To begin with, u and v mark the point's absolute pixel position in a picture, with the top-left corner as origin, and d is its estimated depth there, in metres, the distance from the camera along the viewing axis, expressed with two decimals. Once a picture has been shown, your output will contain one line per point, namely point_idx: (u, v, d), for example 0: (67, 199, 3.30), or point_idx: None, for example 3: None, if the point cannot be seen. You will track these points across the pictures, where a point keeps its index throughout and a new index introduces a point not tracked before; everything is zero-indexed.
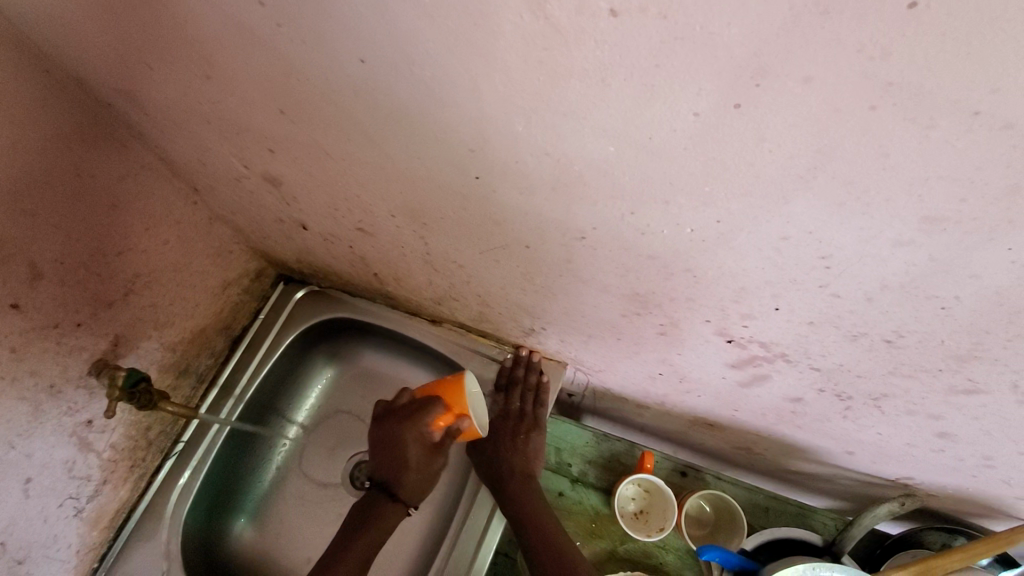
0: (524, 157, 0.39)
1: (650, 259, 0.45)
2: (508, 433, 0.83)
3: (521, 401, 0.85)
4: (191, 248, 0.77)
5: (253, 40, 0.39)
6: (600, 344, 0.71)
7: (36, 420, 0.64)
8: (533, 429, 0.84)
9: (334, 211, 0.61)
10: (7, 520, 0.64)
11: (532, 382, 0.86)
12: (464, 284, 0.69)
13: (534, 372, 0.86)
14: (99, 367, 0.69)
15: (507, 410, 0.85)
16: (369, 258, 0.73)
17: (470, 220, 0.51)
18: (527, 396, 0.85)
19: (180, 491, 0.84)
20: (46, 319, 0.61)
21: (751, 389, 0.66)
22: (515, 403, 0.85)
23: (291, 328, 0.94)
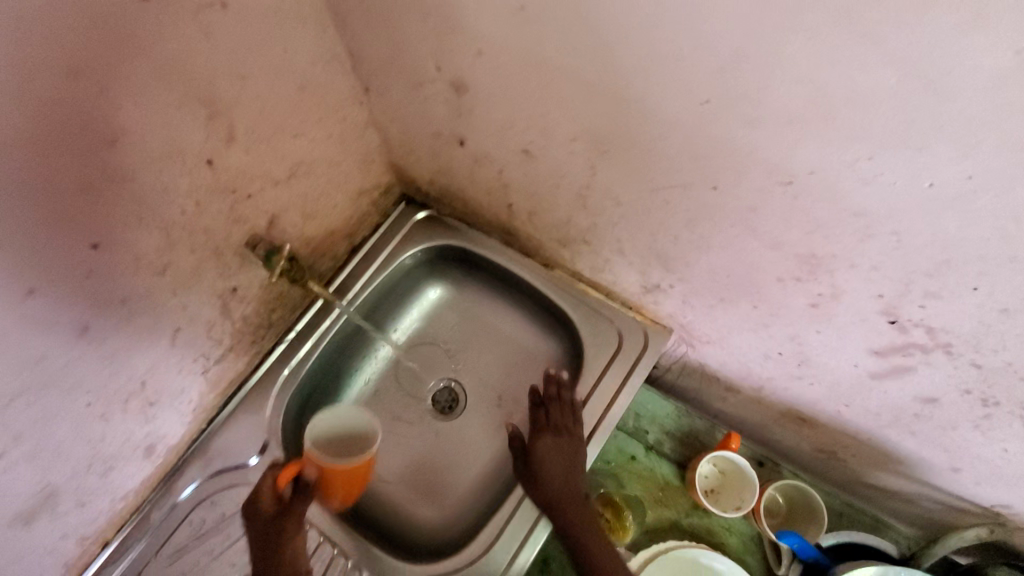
0: (776, 84, 0.39)
1: (854, 217, 0.45)
2: (567, 448, 0.79)
3: (560, 417, 0.82)
4: (345, 149, 0.81)
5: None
6: (727, 311, 0.71)
7: (197, 276, 0.69)
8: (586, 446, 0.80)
9: (508, 127, 0.63)
10: (156, 359, 0.71)
11: (565, 399, 0.83)
12: (608, 227, 0.70)
13: (565, 390, 0.84)
14: (252, 242, 0.73)
15: (559, 417, 0.82)
16: (513, 187, 0.75)
17: (662, 152, 0.51)
18: (565, 411, 0.82)
19: (287, 375, 0.90)
20: (227, 183, 0.66)
21: (882, 381, 0.65)
22: (555, 420, 0.82)
23: (407, 247, 0.97)
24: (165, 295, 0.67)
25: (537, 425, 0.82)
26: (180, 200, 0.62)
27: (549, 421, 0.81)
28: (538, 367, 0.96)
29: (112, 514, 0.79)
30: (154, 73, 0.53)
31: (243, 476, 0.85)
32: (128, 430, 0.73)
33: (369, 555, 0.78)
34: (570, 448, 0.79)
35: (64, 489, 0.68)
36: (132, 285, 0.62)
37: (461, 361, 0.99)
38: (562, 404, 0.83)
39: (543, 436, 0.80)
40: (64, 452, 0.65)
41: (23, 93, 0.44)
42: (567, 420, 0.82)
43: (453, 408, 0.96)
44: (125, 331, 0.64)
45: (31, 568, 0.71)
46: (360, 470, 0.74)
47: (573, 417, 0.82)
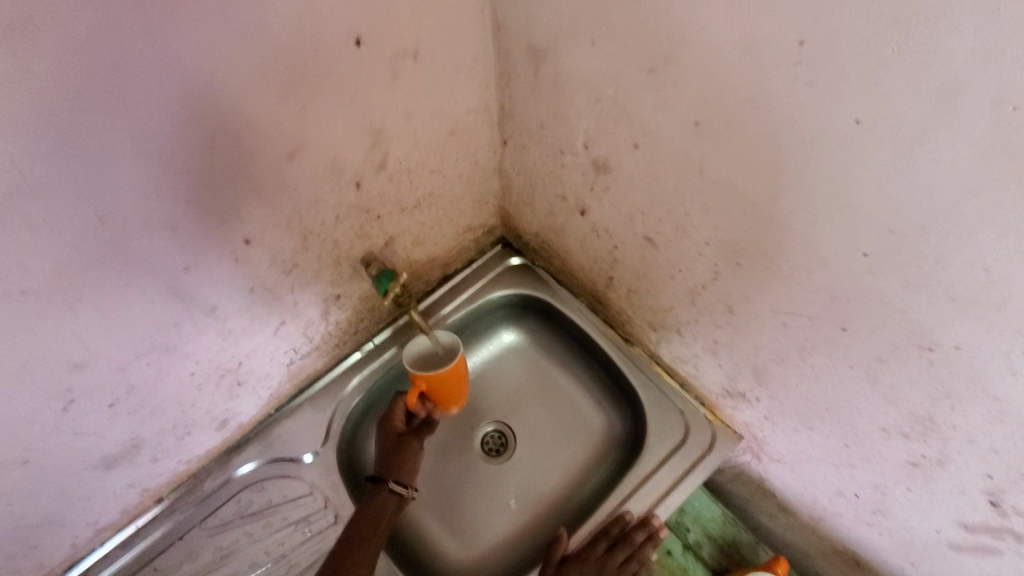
0: (949, 260, 0.39)
1: (990, 397, 0.44)
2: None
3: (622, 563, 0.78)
4: (469, 189, 0.85)
5: (752, 63, 0.42)
6: (812, 439, 0.69)
7: (314, 280, 0.74)
8: None
9: (640, 213, 0.65)
10: (256, 345, 0.76)
11: (642, 556, 0.78)
12: (709, 327, 0.70)
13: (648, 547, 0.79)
14: (367, 261, 0.79)
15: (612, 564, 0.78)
16: (621, 263, 0.77)
17: (800, 282, 0.52)
18: (630, 562, 0.78)
19: (356, 382, 0.94)
20: (365, 204, 0.71)
21: (965, 556, 0.61)
22: (616, 562, 0.78)
23: (495, 288, 1.00)
24: (283, 291, 0.72)
25: (589, 556, 0.78)
26: (324, 212, 0.67)
27: (601, 561, 0.78)
28: (594, 435, 0.96)
29: (175, 473, 0.84)
30: (344, 104, 0.58)
31: (295, 469, 0.88)
32: (212, 403, 0.78)
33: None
34: None
35: (147, 441, 0.74)
36: (263, 277, 0.67)
37: (519, 410, 1.00)
38: (632, 550, 0.78)
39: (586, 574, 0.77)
40: (160, 409, 0.71)
41: (241, 104, 0.51)
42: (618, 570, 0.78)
43: (501, 454, 0.96)
44: (243, 317, 0.69)
45: (97, 505, 0.76)
46: (456, 373, 0.82)
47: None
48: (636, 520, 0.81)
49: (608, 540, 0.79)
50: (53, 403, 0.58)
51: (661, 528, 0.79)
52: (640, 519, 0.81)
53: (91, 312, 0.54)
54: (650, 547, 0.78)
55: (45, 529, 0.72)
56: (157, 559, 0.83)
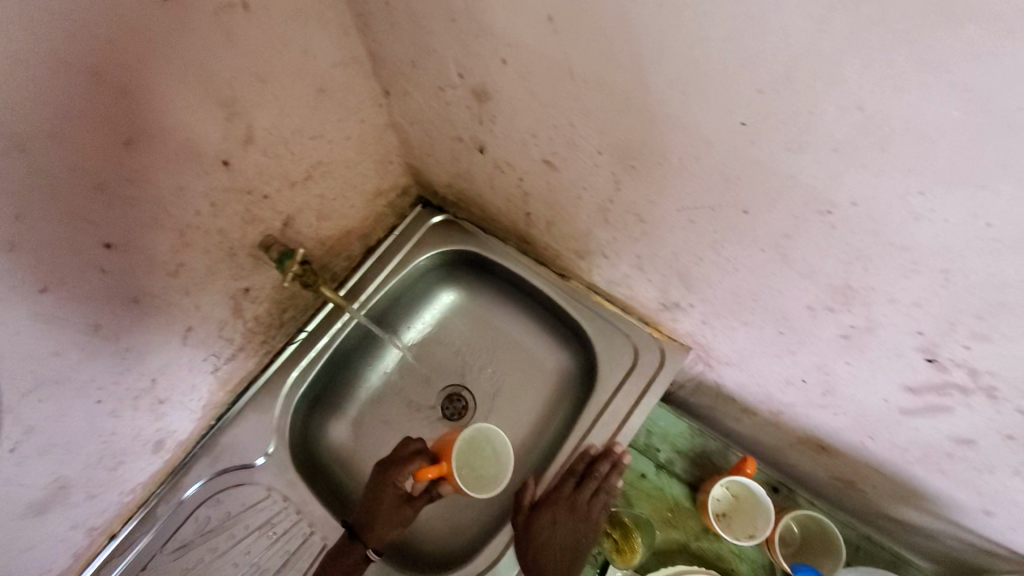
0: (824, 109, 0.36)
1: (898, 250, 0.42)
2: (573, 525, 0.77)
3: (590, 495, 0.78)
4: (364, 150, 0.79)
5: None
6: (751, 334, 0.68)
7: (211, 277, 0.69)
8: (592, 531, 0.78)
9: (532, 136, 0.61)
10: (166, 359, 0.71)
11: (609, 485, 0.78)
12: (629, 243, 0.67)
13: (614, 475, 0.79)
14: (267, 244, 0.73)
15: (580, 499, 0.78)
16: (533, 196, 0.73)
17: (694, 172, 0.49)
18: (598, 494, 0.78)
19: (296, 376, 0.90)
20: (243, 183, 0.65)
21: (914, 418, 0.61)
22: (585, 497, 0.77)
23: (422, 251, 0.96)
24: (178, 295, 0.66)
25: (557, 496, 0.78)
26: (196, 201, 0.61)
27: (569, 499, 0.78)
28: (548, 377, 0.96)
29: (122, 506, 0.80)
30: (178, 73, 0.51)
31: (249, 475, 0.85)
32: (138, 427, 0.74)
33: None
34: (576, 525, 0.77)
35: (74, 481, 0.69)
36: (148, 283, 0.62)
37: (470, 369, 1.00)
38: (598, 483, 0.78)
39: (556, 517, 0.77)
40: (77, 445, 0.66)
41: (45, 96, 0.43)
42: (587, 503, 0.78)
43: (460, 414, 0.97)
44: (138, 330, 0.64)
45: (40, 556, 0.72)
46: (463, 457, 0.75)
47: (600, 507, 0.78)
48: (598, 452, 0.80)
49: (574, 479, 0.79)
50: None
51: (622, 455, 0.79)
52: (603, 451, 0.80)
53: None
54: (616, 476, 0.78)
55: None
56: None
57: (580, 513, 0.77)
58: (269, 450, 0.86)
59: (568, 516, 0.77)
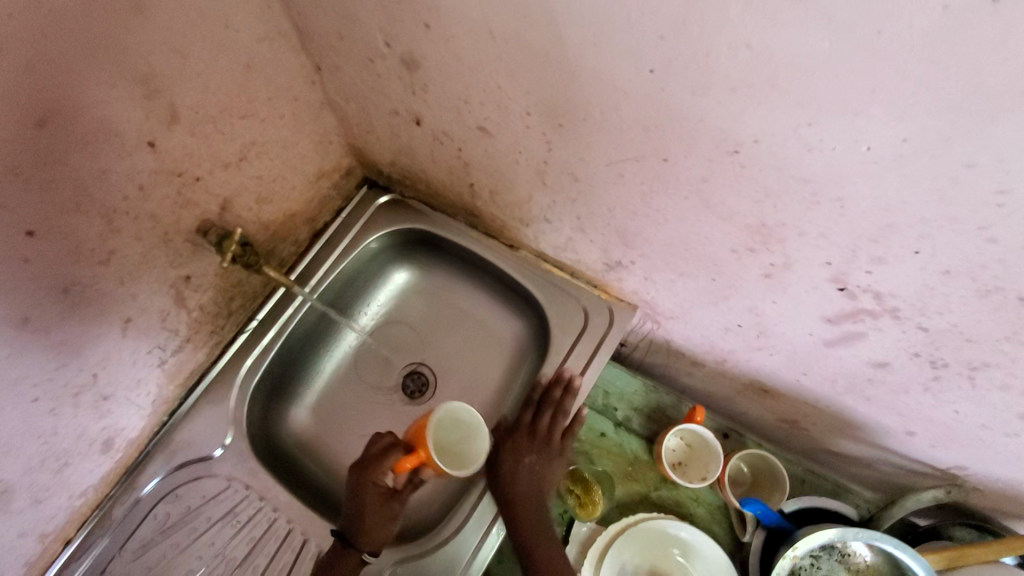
0: (717, 49, 0.39)
1: (800, 182, 0.46)
2: (540, 461, 0.81)
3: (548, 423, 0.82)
4: (300, 129, 0.79)
5: None
6: (687, 285, 0.72)
7: (147, 264, 0.67)
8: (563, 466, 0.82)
9: (463, 102, 0.62)
10: (105, 353, 0.69)
11: (565, 407, 0.82)
12: (568, 204, 0.70)
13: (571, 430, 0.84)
14: (205, 228, 0.72)
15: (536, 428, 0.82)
16: (473, 165, 0.74)
17: (614, 124, 0.51)
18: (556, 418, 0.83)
19: (249, 366, 0.89)
20: (172, 165, 0.63)
21: (837, 349, 0.66)
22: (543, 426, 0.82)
23: (370, 231, 0.96)
24: (112, 284, 0.65)
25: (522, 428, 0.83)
26: (121, 184, 0.59)
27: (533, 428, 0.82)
28: (505, 347, 0.98)
29: (73, 510, 0.78)
30: (85, 48, 0.49)
31: (207, 468, 0.84)
32: (82, 425, 0.72)
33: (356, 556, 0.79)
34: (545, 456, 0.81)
35: (17, 485, 0.67)
36: (78, 273, 0.60)
37: (428, 346, 1.01)
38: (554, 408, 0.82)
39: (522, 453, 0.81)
40: (16, 447, 0.64)
41: None
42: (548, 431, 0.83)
43: (422, 391, 0.98)
44: (73, 322, 0.62)
45: None
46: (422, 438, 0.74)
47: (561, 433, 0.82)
48: (551, 381, 0.84)
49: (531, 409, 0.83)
50: None
51: (572, 376, 0.83)
52: (554, 378, 0.84)
53: None
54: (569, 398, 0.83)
55: None
56: None
57: (542, 443, 0.81)
58: (226, 440, 0.85)
59: (532, 453, 0.82)
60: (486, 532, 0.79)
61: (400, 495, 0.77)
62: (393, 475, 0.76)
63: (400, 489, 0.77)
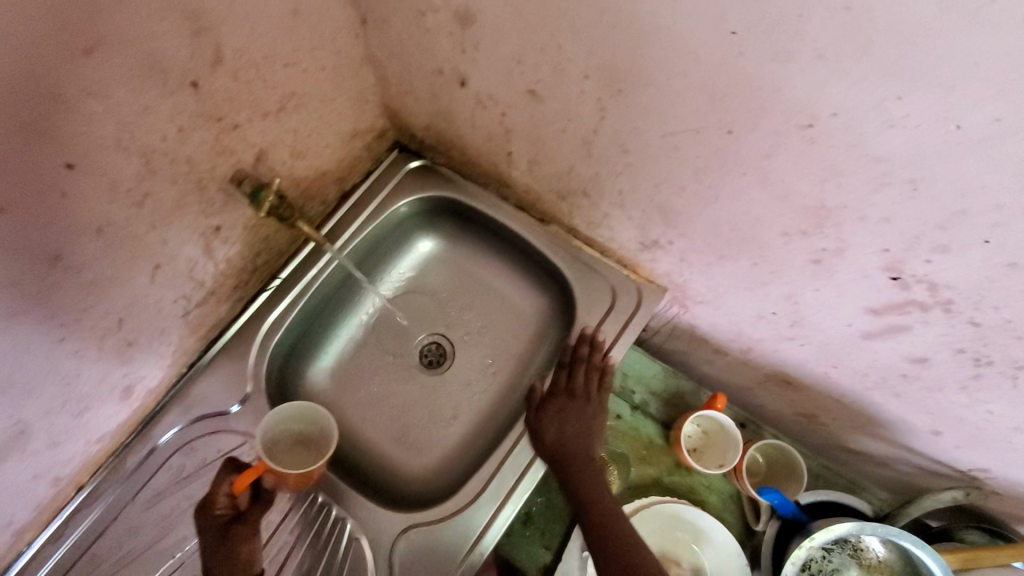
0: (812, 11, 0.38)
1: (873, 161, 0.44)
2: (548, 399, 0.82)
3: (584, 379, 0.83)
4: (338, 84, 0.77)
5: None
6: (725, 268, 0.71)
7: (180, 211, 0.66)
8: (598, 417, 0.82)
9: (516, 63, 0.60)
10: (131, 299, 0.68)
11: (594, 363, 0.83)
12: (612, 178, 0.68)
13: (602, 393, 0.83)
14: (238, 178, 0.70)
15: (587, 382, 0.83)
16: (514, 133, 0.73)
17: (679, 91, 0.50)
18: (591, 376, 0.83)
19: (271, 324, 0.88)
20: (213, 109, 0.62)
21: (876, 341, 0.66)
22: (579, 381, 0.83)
23: (399, 196, 0.94)
24: (145, 228, 0.63)
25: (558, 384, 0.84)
26: (162, 124, 0.57)
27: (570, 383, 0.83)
28: (527, 322, 0.97)
29: (89, 455, 0.77)
30: None
31: (225, 423, 0.83)
32: (104, 371, 0.71)
33: (372, 523, 0.79)
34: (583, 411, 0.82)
35: (37, 425, 0.66)
36: (112, 213, 0.58)
37: (449, 316, 1.00)
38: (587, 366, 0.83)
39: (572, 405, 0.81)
40: (40, 387, 0.63)
41: None
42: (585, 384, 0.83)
43: (441, 361, 0.97)
44: (103, 263, 0.61)
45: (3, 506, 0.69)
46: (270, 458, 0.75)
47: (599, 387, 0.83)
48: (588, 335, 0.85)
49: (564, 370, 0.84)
50: None
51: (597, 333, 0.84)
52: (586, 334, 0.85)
53: None
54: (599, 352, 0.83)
55: None
56: (95, 546, 0.77)
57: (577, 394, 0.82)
58: (244, 397, 0.84)
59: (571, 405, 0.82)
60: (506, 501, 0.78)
61: (247, 519, 0.74)
62: (227, 494, 0.73)
63: (245, 510, 0.74)
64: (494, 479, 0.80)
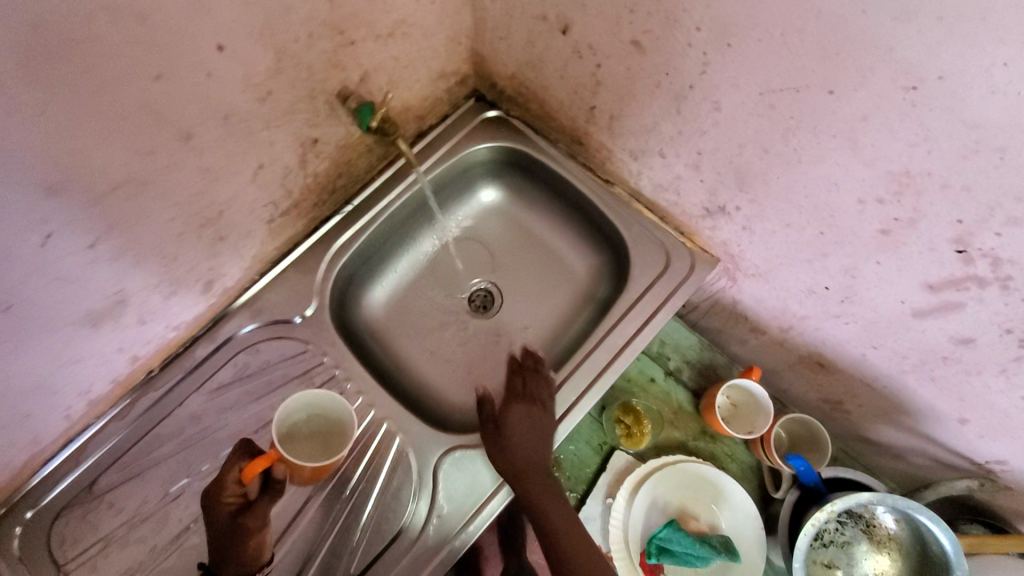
0: None
1: (967, 127, 0.48)
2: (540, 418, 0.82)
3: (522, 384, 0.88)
4: (442, 21, 0.81)
5: None
6: (789, 238, 0.75)
7: (290, 115, 0.70)
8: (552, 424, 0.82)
9: (628, 11, 0.64)
10: (233, 194, 0.72)
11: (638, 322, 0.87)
12: (694, 137, 0.72)
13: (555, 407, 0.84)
14: (344, 95, 0.75)
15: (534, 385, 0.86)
16: (605, 86, 0.77)
17: (791, 48, 0.54)
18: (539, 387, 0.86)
19: (340, 245, 0.93)
20: (339, 21, 0.66)
21: (925, 320, 0.69)
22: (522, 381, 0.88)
23: (472, 143, 0.98)
24: (259, 126, 0.67)
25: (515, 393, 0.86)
26: (297, 25, 0.62)
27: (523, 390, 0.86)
28: (578, 279, 1.01)
29: (167, 340, 0.83)
30: None
31: (288, 331, 0.88)
32: (196, 259, 0.75)
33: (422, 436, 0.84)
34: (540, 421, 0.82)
35: (134, 297, 0.71)
36: (239, 102, 0.63)
37: (503, 265, 1.04)
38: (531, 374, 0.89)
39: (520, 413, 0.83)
40: (145, 260, 0.68)
41: None
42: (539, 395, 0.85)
43: (490, 306, 1.01)
44: (221, 150, 0.65)
45: (89, 370, 0.74)
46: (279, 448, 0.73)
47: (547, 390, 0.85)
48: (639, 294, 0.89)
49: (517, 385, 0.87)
50: (31, 235, 0.54)
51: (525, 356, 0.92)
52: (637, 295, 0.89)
53: (59, 116, 0.49)
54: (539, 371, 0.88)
55: (37, 394, 0.70)
56: (162, 425, 0.83)
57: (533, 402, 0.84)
58: (306, 313, 0.89)
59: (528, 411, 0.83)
60: (543, 440, 0.82)
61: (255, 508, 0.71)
62: (235, 481, 0.72)
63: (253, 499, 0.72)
64: (537, 415, 0.84)
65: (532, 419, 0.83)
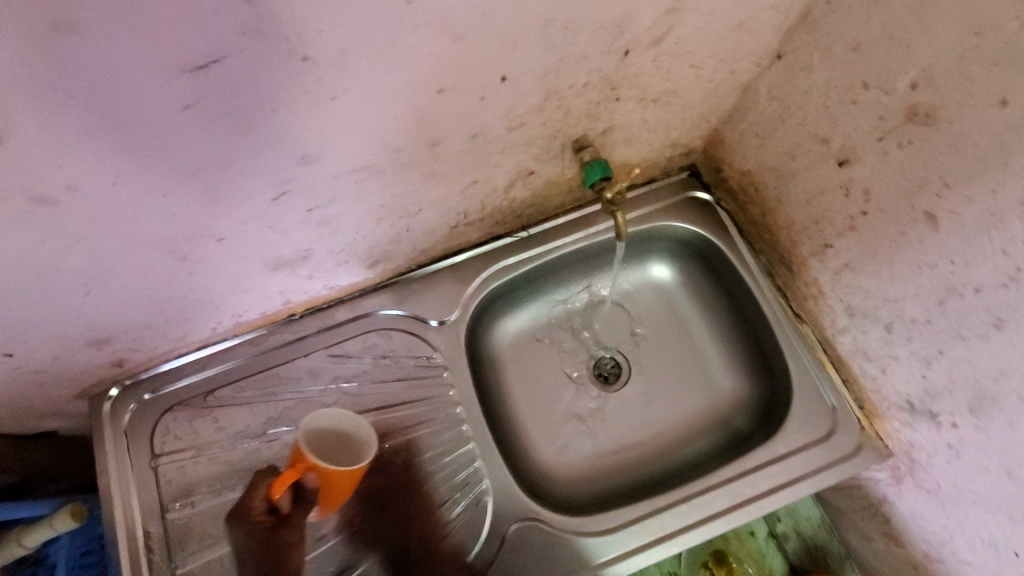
0: None
1: None
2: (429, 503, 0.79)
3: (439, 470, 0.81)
4: (707, 100, 0.74)
5: None
6: (1002, 488, 0.63)
7: (526, 147, 0.68)
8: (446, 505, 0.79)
9: (943, 185, 0.55)
10: (438, 199, 0.71)
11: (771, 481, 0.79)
12: (944, 336, 0.62)
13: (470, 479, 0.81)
14: (581, 144, 0.71)
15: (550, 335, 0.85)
16: (857, 236, 0.67)
17: None
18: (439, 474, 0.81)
19: (500, 267, 0.91)
20: (617, 79, 0.61)
21: None
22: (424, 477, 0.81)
23: (669, 218, 0.91)
24: (494, 151, 0.66)
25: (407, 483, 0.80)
26: (579, 74, 0.58)
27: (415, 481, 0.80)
28: (722, 399, 0.91)
29: (319, 295, 0.85)
30: None
31: (422, 330, 0.88)
32: (378, 241, 0.76)
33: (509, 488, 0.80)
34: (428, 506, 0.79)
35: (315, 257, 0.73)
36: (489, 127, 0.60)
37: (646, 348, 0.95)
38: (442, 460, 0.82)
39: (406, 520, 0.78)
40: (340, 230, 0.69)
41: None
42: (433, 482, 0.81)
43: (617, 384, 0.94)
44: (452, 162, 0.64)
45: (250, 300, 0.78)
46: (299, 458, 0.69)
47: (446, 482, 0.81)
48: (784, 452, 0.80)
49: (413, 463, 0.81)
50: (269, 190, 0.56)
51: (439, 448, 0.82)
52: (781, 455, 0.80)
53: (344, 105, 0.49)
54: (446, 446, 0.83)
55: (204, 307, 0.74)
56: (282, 368, 0.86)
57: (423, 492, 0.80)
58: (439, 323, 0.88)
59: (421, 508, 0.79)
60: (626, 556, 0.76)
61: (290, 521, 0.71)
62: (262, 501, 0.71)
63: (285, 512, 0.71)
64: (628, 528, 0.77)
65: (624, 528, 0.77)
